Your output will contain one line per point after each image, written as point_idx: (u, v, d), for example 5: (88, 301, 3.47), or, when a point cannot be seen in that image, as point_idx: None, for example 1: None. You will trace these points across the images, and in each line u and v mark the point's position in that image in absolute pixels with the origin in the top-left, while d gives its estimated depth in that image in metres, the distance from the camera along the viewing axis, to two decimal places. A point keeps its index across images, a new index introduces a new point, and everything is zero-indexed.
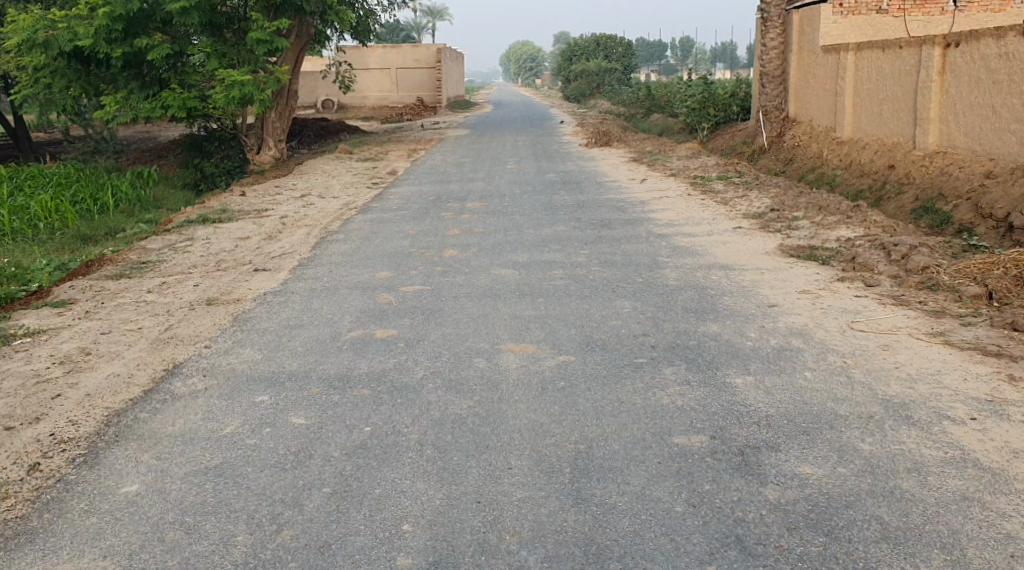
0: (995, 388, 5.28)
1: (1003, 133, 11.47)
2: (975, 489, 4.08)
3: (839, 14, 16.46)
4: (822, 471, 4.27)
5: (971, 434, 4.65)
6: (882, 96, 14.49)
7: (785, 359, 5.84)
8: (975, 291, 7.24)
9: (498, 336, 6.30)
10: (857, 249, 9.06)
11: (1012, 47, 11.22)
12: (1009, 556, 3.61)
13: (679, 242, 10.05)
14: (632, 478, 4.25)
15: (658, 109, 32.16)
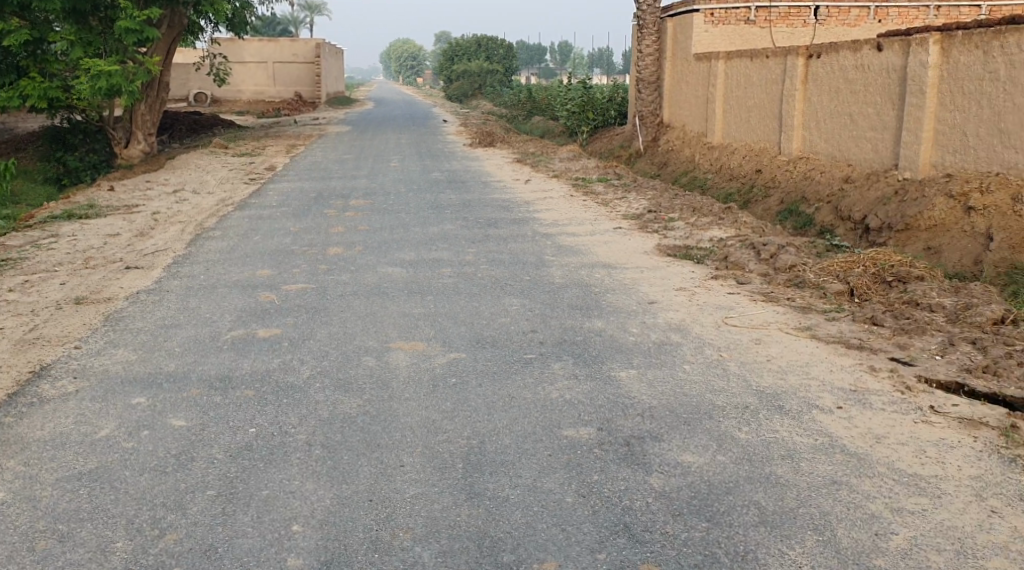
0: (859, 379, 5.64)
1: (859, 140, 12.15)
2: (843, 472, 4.35)
3: (710, 23, 17.16)
4: (702, 460, 4.46)
5: (839, 422, 4.94)
6: (750, 103, 15.13)
7: (666, 353, 6.06)
8: (838, 288, 7.69)
9: (387, 334, 6.30)
10: (730, 248, 9.45)
11: (867, 59, 11.90)
12: (875, 534, 3.81)
13: (563, 242, 10.24)
14: (523, 471, 4.31)
15: (539, 112, 32.65)
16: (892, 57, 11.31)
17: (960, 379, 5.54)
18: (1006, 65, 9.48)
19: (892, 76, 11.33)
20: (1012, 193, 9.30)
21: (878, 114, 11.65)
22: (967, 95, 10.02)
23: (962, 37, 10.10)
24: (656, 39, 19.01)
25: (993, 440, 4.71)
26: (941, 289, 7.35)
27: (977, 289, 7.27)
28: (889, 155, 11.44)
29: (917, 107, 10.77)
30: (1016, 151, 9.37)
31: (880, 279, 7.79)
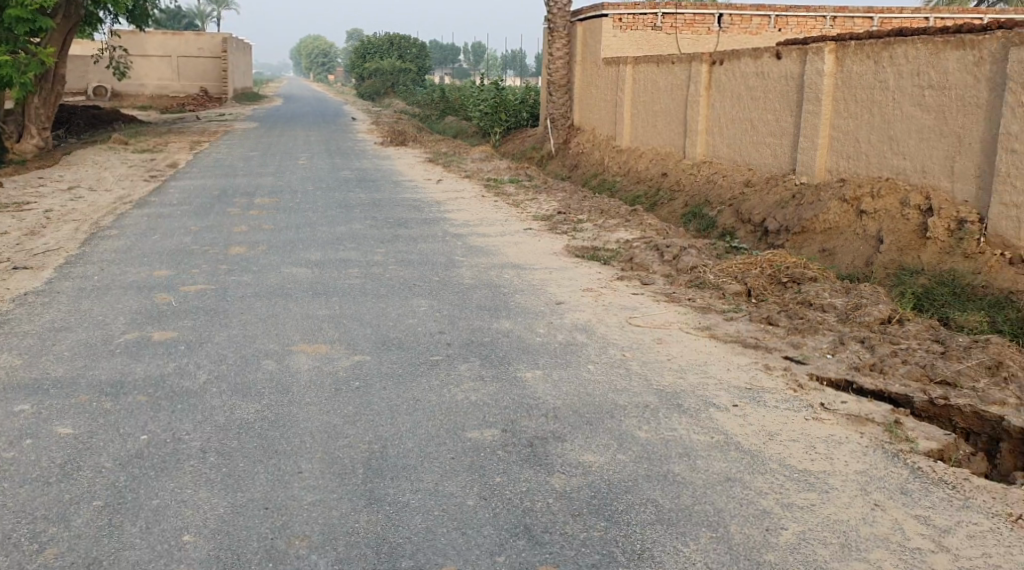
0: (754, 377, 5.80)
1: (759, 145, 12.49)
2: (737, 470, 4.46)
3: (618, 29, 17.35)
4: (603, 460, 4.51)
5: (734, 420, 5.07)
6: (657, 108, 15.41)
7: (571, 353, 6.12)
8: (737, 289, 7.91)
9: (290, 336, 6.21)
10: (636, 249, 9.62)
11: (766, 67, 12.25)
12: (766, 529, 3.87)
13: (473, 242, 10.25)
14: (424, 475, 4.27)
15: (452, 112, 32.61)
16: (790, 65, 11.67)
17: (848, 376, 5.77)
18: (895, 74, 9.87)
19: (791, 83, 11.68)
20: (900, 198, 9.69)
21: (777, 120, 12.01)
22: (859, 103, 10.41)
23: (855, 47, 10.48)
24: (566, 43, 19.15)
25: (879, 436, 4.90)
26: (833, 290, 7.62)
27: (866, 290, 7.57)
28: (787, 161, 11.81)
29: (814, 114, 11.14)
30: (904, 157, 9.76)
31: (776, 281, 8.05)
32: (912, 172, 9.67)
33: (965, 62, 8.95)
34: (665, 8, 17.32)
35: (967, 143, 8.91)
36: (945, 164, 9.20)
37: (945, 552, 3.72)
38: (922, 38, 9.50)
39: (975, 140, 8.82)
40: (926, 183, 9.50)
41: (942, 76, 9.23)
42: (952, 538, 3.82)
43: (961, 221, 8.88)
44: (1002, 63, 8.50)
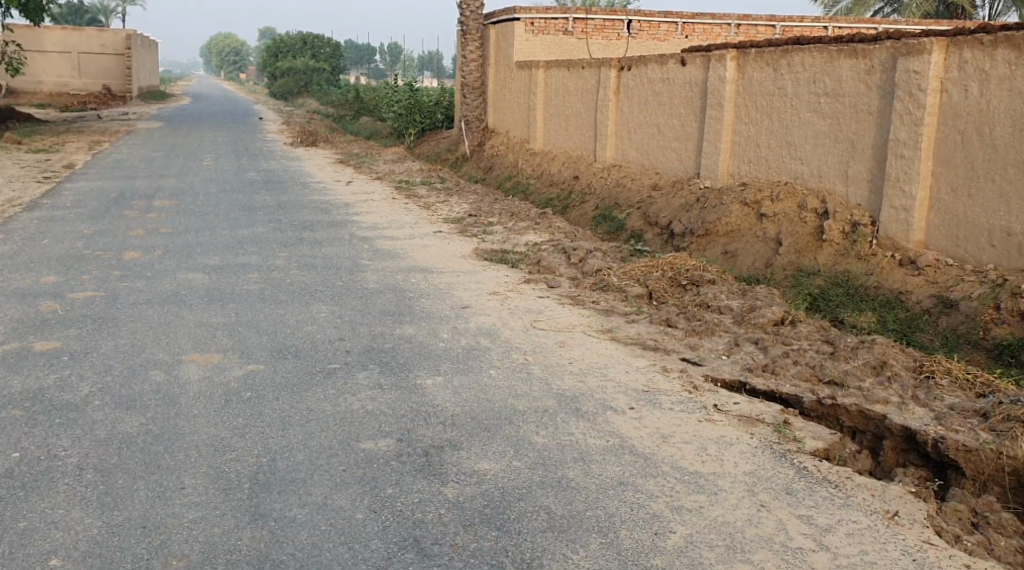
0: (652, 379, 5.88)
1: (667, 149, 12.70)
2: (630, 474, 4.49)
3: (530, 32, 17.71)
4: (498, 466, 4.48)
5: (630, 423, 5.11)
6: (568, 111, 15.55)
7: (473, 358, 6.09)
8: (639, 291, 8.01)
9: (181, 345, 6.04)
10: (543, 252, 9.66)
11: (671, 73, 12.45)
12: (655, 533, 3.91)
13: (380, 245, 10.15)
14: (313, 489, 4.20)
15: (367, 112, 32.31)
16: (694, 72, 11.90)
17: (742, 377, 5.90)
18: (792, 82, 10.13)
19: (695, 89, 11.91)
20: (797, 201, 9.98)
21: (682, 125, 12.24)
22: (760, 108, 10.67)
23: (755, 55, 10.72)
24: (479, 45, 19.14)
25: (768, 436, 5.02)
26: (730, 292, 7.79)
27: (762, 292, 7.77)
28: (692, 165, 12.06)
29: (716, 119, 11.37)
30: (803, 162, 10.06)
31: (677, 283, 8.19)
32: (810, 177, 9.97)
33: (857, 71, 9.22)
34: (576, 13, 17.37)
35: (860, 149, 9.21)
36: (840, 168, 9.50)
37: (824, 551, 3.81)
38: (817, 46, 9.77)
39: (867, 147, 9.12)
40: (822, 187, 9.80)
41: (836, 84, 9.51)
42: (832, 536, 3.93)
43: (854, 223, 9.17)
44: (891, 72, 8.78)
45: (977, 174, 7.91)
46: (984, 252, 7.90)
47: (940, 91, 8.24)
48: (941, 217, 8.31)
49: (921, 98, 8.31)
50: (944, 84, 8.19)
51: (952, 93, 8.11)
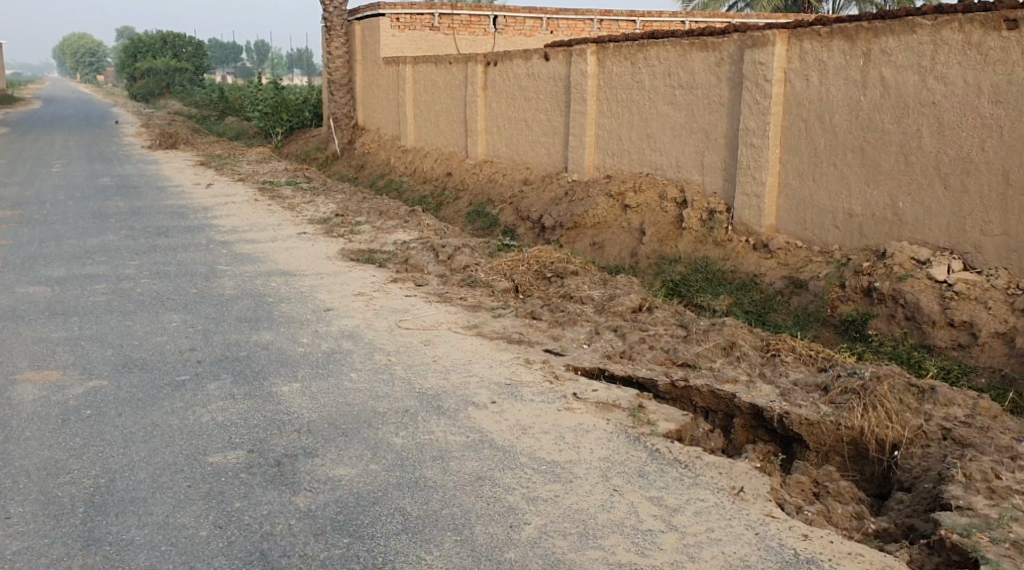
0: (515, 371, 5.90)
1: (535, 144, 12.81)
2: (489, 467, 4.48)
3: (395, 29, 17.48)
4: (353, 471, 4.40)
5: (490, 417, 5.12)
6: (437, 108, 15.51)
7: (333, 362, 5.97)
8: (505, 285, 8.04)
9: (16, 364, 5.71)
10: (410, 250, 9.58)
11: (535, 68, 12.56)
12: (510, 526, 3.93)
13: (240, 249, 9.88)
14: (154, 508, 4.04)
15: (232, 113, 31.43)
16: (557, 66, 12.03)
17: (601, 364, 5.99)
18: (649, 75, 10.36)
19: (559, 84, 12.04)
20: (658, 192, 10.23)
21: (549, 119, 12.37)
22: (620, 102, 10.87)
23: (613, 49, 10.91)
24: (345, 42, 18.79)
25: (624, 421, 5.12)
26: (593, 282, 7.92)
27: (623, 282, 7.92)
28: (560, 158, 12.21)
29: (579, 113, 11.51)
30: (662, 153, 10.32)
31: (542, 276, 8.26)
32: (669, 167, 10.23)
33: (708, 63, 9.50)
34: (441, 8, 17.28)
35: (714, 139, 9.50)
36: (696, 158, 9.79)
37: (673, 531, 3.92)
38: (670, 40, 10.01)
39: (720, 137, 9.42)
40: (681, 177, 10.07)
41: (690, 77, 9.77)
42: (681, 516, 4.05)
43: (711, 211, 9.47)
44: (739, 64, 9.08)
45: (820, 160, 8.28)
46: (828, 233, 8.28)
47: (784, 81, 8.58)
48: (790, 202, 8.66)
49: (767, 87, 8.62)
50: (787, 74, 8.53)
51: (795, 83, 8.46)
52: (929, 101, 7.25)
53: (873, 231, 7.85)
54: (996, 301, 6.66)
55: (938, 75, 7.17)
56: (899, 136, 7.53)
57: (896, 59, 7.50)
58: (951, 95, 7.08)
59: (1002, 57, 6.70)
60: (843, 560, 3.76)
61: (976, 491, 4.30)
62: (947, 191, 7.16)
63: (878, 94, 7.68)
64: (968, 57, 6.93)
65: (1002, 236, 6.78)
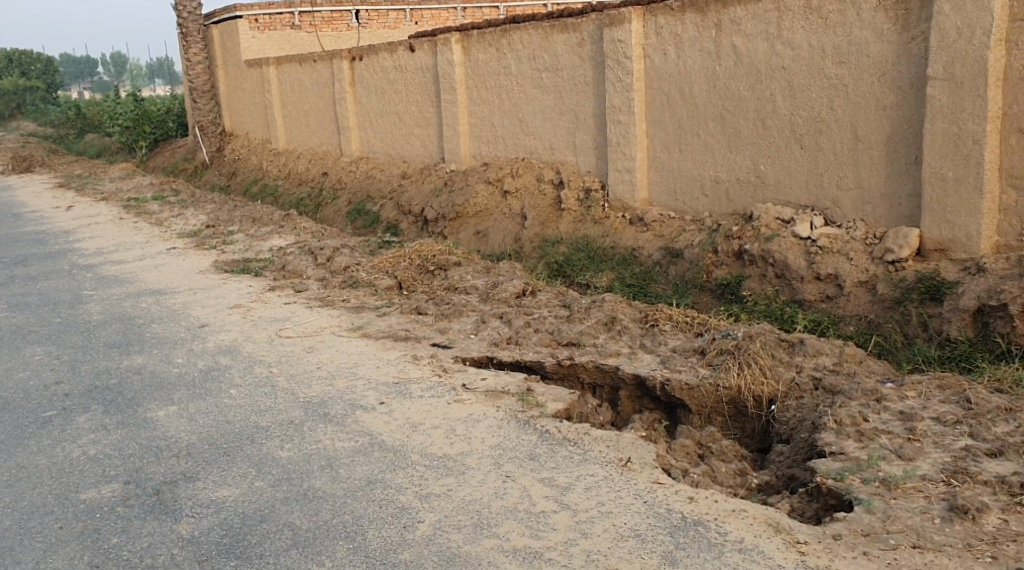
0: (402, 369, 5.85)
1: (409, 136, 12.73)
2: (379, 470, 4.44)
3: (255, 29, 16.96)
4: (238, 491, 4.30)
5: (379, 418, 5.07)
6: (307, 108, 15.20)
7: (211, 380, 5.81)
8: (387, 282, 7.94)
9: None
10: (287, 255, 9.39)
11: (402, 60, 12.46)
12: (403, 527, 3.91)
13: (107, 272, 9.49)
14: (24, 555, 3.85)
15: (93, 130, 30.06)
16: (423, 57, 11.97)
17: (489, 352, 6.01)
18: (514, 60, 10.42)
19: (426, 74, 11.99)
20: (535, 175, 10.29)
21: (421, 111, 12.29)
22: (489, 89, 10.88)
23: (477, 36, 10.92)
24: (203, 47, 18.22)
25: (513, 406, 5.15)
26: (475, 272, 7.92)
27: (505, 269, 7.95)
28: (436, 149, 12.17)
29: (450, 103, 11.48)
30: (535, 137, 10.39)
31: (424, 270, 8.21)
32: (543, 150, 10.31)
33: (570, 44, 9.61)
34: (300, 7, 17.06)
35: (583, 119, 9.63)
36: (568, 139, 9.89)
37: (565, 510, 3.98)
38: (532, 24, 10.07)
39: (588, 116, 9.55)
40: (555, 159, 10.17)
41: (554, 59, 9.86)
42: (572, 494, 4.11)
43: (587, 190, 9.59)
44: (599, 43, 9.22)
45: (685, 131, 8.49)
46: (698, 202, 8.50)
47: (643, 57, 8.75)
48: (660, 174, 8.86)
49: (627, 64, 8.78)
50: (646, 50, 8.71)
51: (653, 58, 8.65)
52: (778, 66, 7.52)
53: (739, 195, 8.10)
54: (856, 252, 6.95)
55: (785, 41, 7.44)
56: (755, 102, 7.79)
57: (745, 28, 7.74)
58: (798, 60, 7.36)
59: (841, 19, 6.99)
60: (728, 517, 3.89)
61: (847, 435, 4.51)
62: (803, 150, 7.46)
63: (731, 63, 7.92)
64: (810, 21, 7.21)
65: (856, 189, 7.11)
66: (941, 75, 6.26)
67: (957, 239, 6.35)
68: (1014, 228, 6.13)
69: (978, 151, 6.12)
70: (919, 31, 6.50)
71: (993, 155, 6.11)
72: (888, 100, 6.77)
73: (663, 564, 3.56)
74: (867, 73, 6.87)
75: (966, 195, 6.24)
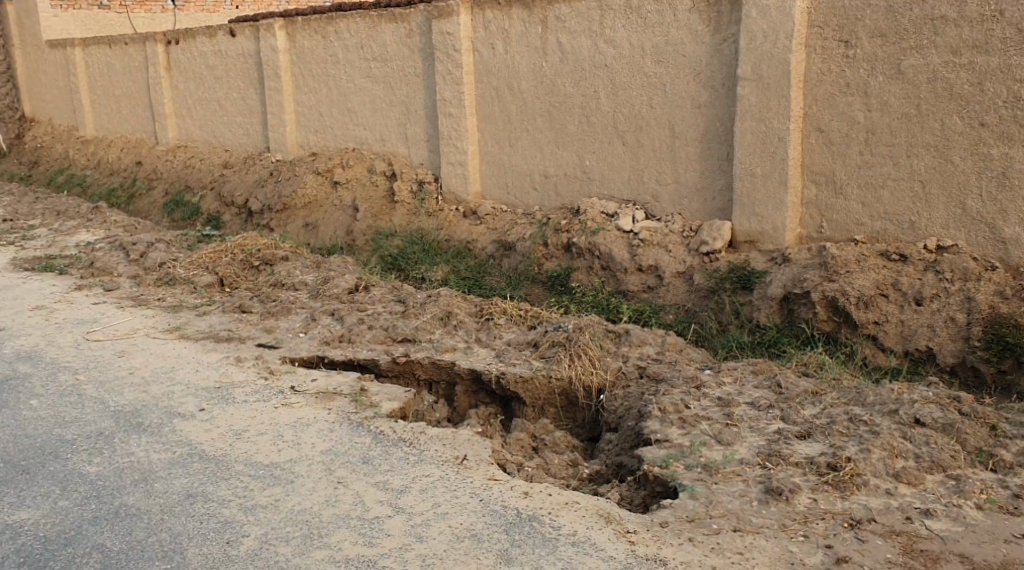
0: (225, 372, 5.58)
1: (231, 125, 12.21)
2: (199, 483, 4.20)
3: (58, 8, 15.60)
4: (39, 512, 3.97)
5: (199, 426, 4.81)
6: (120, 94, 14.28)
7: (8, 391, 5.34)
8: (207, 279, 7.55)
9: None
10: (95, 252, 8.78)
11: (222, 45, 11.94)
12: (226, 542, 3.72)
13: None
14: None
15: None
16: (245, 42, 11.50)
17: (318, 351, 5.82)
18: (342, 49, 10.17)
19: (249, 61, 11.53)
20: (367, 166, 10.07)
21: (244, 98, 11.81)
22: (316, 78, 10.59)
23: (302, 23, 10.60)
24: None
25: (345, 408, 5.01)
26: (303, 267, 7.67)
27: (335, 264, 7.74)
28: (260, 138, 11.72)
29: (274, 91, 11.09)
30: (364, 128, 10.19)
31: (249, 267, 7.81)
32: (373, 141, 10.13)
33: (398, 35, 9.48)
34: None
35: (413, 110, 9.53)
36: (399, 131, 9.76)
37: (399, 514, 3.90)
38: (359, 12, 9.85)
39: (419, 107, 9.45)
40: (387, 150, 10.01)
41: (382, 49, 9.70)
42: (407, 497, 4.04)
43: (418, 182, 9.49)
44: (428, 34, 9.14)
45: (514, 125, 8.54)
46: (528, 196, 8.57)
47: (471, 51, 8.74)
48: (490, 168, 8.88)
49: (456, 57, 8.75)
50: (474, 43, 8.71)
51: (482, 52, 8.66)
52: (602, 64, 7.68)
53: (567, 190, 8.22)
54: (675, 244, 7.19)
55: (607, 39, 7.61)
56: (580, 99, 7.93)
57: (570, 25, 7.87)
58: (620, 58, 7.54)
59: (659, 19, 7.22)
60: (561, 511, 3.93)
61: (671, 423, 4.65)
62: (625, 146, 7.65)
63: (557, 60, 8.03)
64: (630, 21, 7.41)
65: (674, 184, 7.37)
66: (750, 76, 6.57)
67: (765, 232, 6.69)
68: (814, 221, 6.53)
69: (782, 148, 6.47)
70: (729, 33, 6.80)
71: (796, 153, 6.48)
72: (703, 99, 7.05)
73: (498, 563, 3.55)
74: (684, 72, 7.13)
75: (774, 190, 6.58)
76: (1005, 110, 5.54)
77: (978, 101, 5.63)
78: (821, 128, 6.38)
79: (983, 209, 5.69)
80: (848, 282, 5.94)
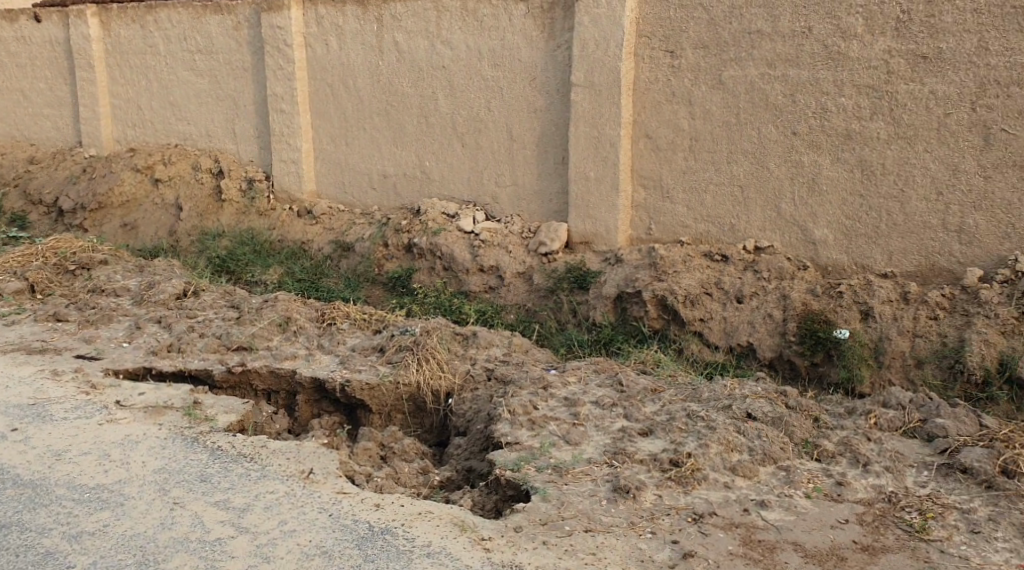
0: (40, 388, 5.12)
1: (37, 117, 11.31)
2: (14, 511, 3.83)
3: None
4: None
5: (12, 448, 4.38)
6: None
7: None
8: (15, 285, 6.92)
9: None
10: None
11: (25, 31, 11.04)
12: None
13: None
14: None
15: None
16: (53, 29, 10.69)
17: (146, 362, 5.46)
18: (162, 39, 9.62)
19: (57, 49, 10.72)
20: (191, 163, 9.57)
21: (52, 89, 10.98)
22: (134, 69, 9.98)
23: (117, 11, 9.95)
24: None
25: (177, 423, 4.71)
26: (125, 272, 7.18)
27: (161, 268, 7.28)
28: (71, 132, 10.92)
29: (87, 81, 10.36)
30: (188, 123, 9.68)
31: (63, 271, 7.20)
32: (198, 137, 9.63)
33: (224, 27, 9.06)
34: None
35: (241, 106, 9.13)
36: (227, 127, 9.33)
37: (243, 534, 3.68)
38: (180, 1, 9.34)
39: (247, 103, 9.07)
40: (213, 147, 9.55)
41: (208, 41, 9.24)
42: (250, 515, 3.82)
43: (248, 180, 9.10)
44: (257, 28, 8.78)
45: (350, 123, 8.33)
46: (366, 196, 8.38)
47: (304, 46, 8.47)
48: (325, 167, 8.63)
49: (288, 52, 8.45)
50: (307, 39, 8.44)
51: (315, 47, 8.40)
52: (438, 65, 7.62)
53: (406, 190, 8.09)
54: (515, 245, 7.20)
55: (444, 40, 7.55)
56: (417, 100, 7.83)
57: (405, 25, 7.75)
58: (457, 60, 7.50)
59: (495, 23, 7.23)
60: (414, 522, 3.82)
61: (520, 425, 4.63)
62: (464, 149, 7.62)
63: (393, 60, 7.90)
64: (467, 23, 7.38)
65: (512, 186, 7.39)
66: (582, 82, 6.67)
67: (599, 233, 6.82)
68: (644, 223, 6.71)
69: (614, 154, 6.61)
70: (563, 39, 6.88)
71: (627, 158, 6.63)
72: (539, 103, 7.10)
73: None
74: (520, 76, 7.16)
75: (606, 193, 6.71)
76: (813, 121, 5.83)
77: (790, 111, 5.91)
78: (649, 134, 6.56)
79: (796, 212, 5.98)
80: (676, 282, 6.12)
